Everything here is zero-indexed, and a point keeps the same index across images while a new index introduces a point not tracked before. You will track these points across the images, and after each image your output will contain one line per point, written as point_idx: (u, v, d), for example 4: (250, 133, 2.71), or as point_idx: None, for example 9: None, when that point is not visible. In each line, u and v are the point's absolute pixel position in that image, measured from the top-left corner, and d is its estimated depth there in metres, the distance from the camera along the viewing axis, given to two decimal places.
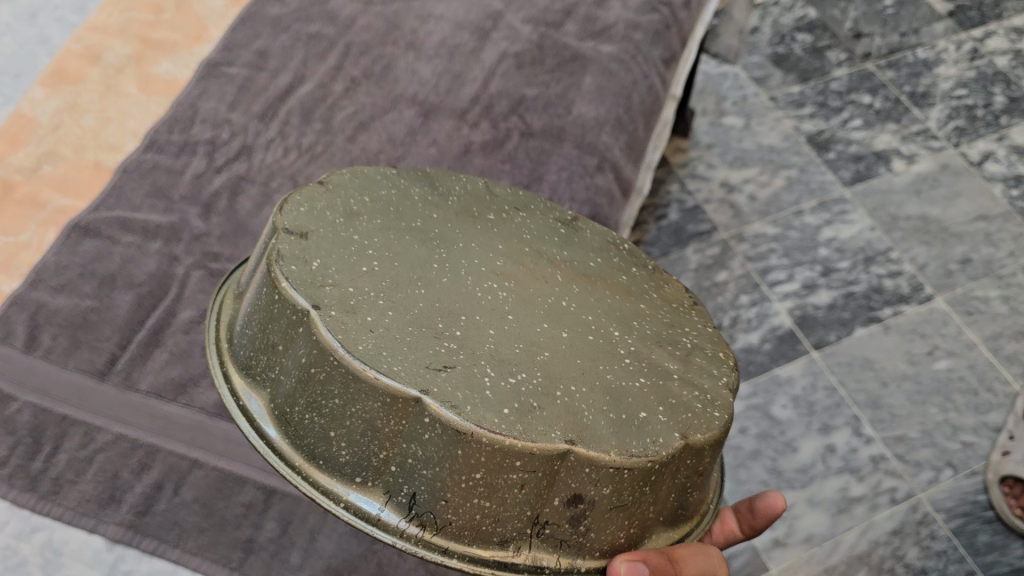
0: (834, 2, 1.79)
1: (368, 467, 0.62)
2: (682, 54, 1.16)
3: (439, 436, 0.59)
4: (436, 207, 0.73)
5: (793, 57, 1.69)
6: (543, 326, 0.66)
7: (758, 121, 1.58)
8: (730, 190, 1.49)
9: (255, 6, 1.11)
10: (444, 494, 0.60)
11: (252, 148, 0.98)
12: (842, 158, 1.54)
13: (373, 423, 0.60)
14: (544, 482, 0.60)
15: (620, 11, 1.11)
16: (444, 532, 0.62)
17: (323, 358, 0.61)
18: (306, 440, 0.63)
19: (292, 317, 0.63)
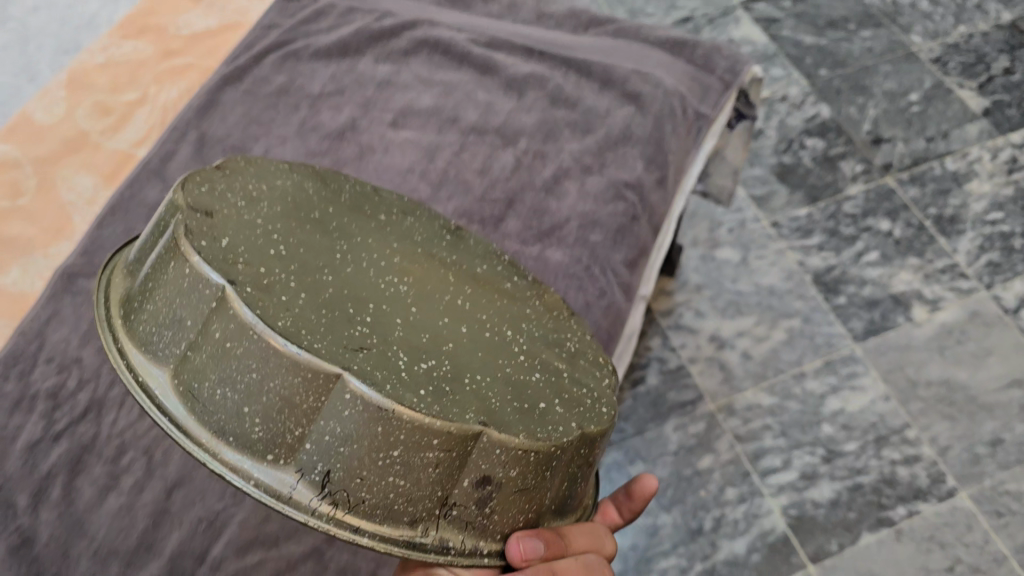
0: (851, 97, 1.56)
1: (285, 438, 0.51)
2: (656, 242, 0.90)
3: (358, 412, 0.49)
4: (327, 192, 0.63)
5: (801, 168, 1.46)
6: (445, 320, 0.57)
7: (757, 254, 1.36)
8: (720, 346, 1.27)
9: (132, 187, 0.86)
10: (361, 471, 0.50)
11: (103, 403, 0.73)
12: (854, 303, 1.32)
13: (290, 400, 0.50)
14: (455, 462, 0.52)
15: (573, 202, 0.85)
16: (359, 509, 0.51)
17: (241, 332, 0.50)
18: (218, 410, 0.51)
19: (204, 295, 0.51)
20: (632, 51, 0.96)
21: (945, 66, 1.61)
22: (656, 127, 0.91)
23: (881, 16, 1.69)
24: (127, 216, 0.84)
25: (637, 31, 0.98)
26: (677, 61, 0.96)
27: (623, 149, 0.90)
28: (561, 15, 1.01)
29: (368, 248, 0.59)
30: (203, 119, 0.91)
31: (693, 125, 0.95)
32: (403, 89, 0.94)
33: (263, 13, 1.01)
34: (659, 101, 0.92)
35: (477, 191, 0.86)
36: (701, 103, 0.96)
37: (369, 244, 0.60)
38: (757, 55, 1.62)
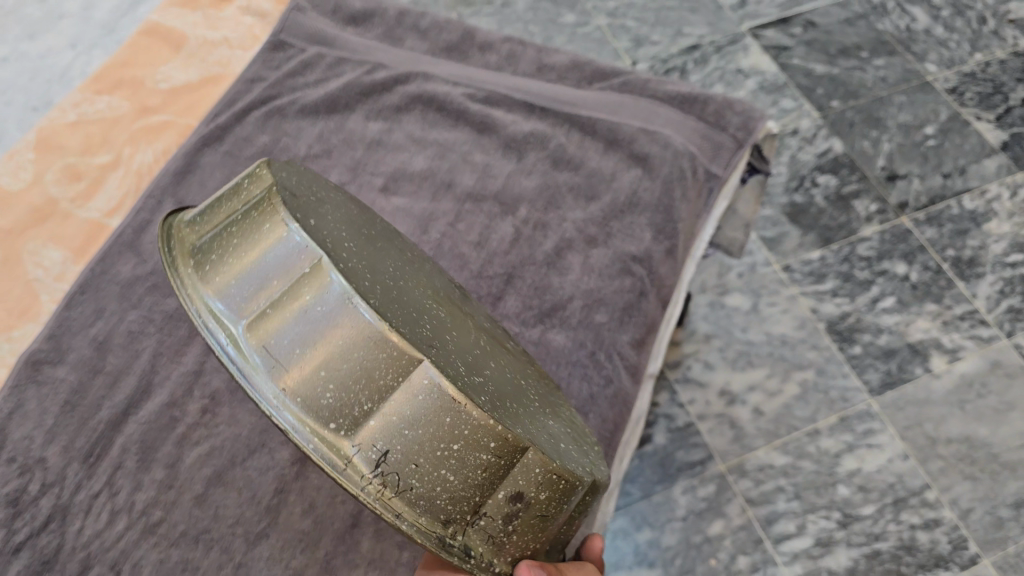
0: (864, 130, 1.50)
1: (353, 415, 0.52)
2: (663, 315, 0.85)
3: (430, 404, 0.51)
4: (369, 216, 0.66)
5: (813, 208, 1.40)
6: (483, 343, 0.59)
7: (768, 300, 1.30)
8: (730, 401, 1.21)
9: (103, 261, 0.80)
10: (418, 457, 0.52)
11: (67, 511, 0.68)
12: (870, 353, 1.26)
13: (370, 373, 0.51)
14: (500, 473, 0.53)
15: (576, 278, 0.80)
16: (405, 495, 0.52)
17: (334, 305, 0.51)
18: (297, 370, 0.52)
19: (296, 257, 0.53)
20: (639, 107, 0.91)
21: (961, 96, 1.55)
22: (665, 192, 0.85)
23: (894, 43, 1.63)
24: (98, 294, 0.78)
25: (645, 84, 0.92)
26: (687, 118, 0.90)
27: (630, 217, 0.84)
28: (564, 67, 0.95)
29: (410, 269, 0.63)
30: (179, 186, 0.85)
31: (704, 186, 0.89)
32: (395, 150, 0.88)
33: (247, 66, 0.95)
34: (667, 163, 0.87)
35: (473, 267, 0.80)
36: (712, 162, 0.90)
37: (414, 268, 0.63)
38: (766, 86, 1.56)
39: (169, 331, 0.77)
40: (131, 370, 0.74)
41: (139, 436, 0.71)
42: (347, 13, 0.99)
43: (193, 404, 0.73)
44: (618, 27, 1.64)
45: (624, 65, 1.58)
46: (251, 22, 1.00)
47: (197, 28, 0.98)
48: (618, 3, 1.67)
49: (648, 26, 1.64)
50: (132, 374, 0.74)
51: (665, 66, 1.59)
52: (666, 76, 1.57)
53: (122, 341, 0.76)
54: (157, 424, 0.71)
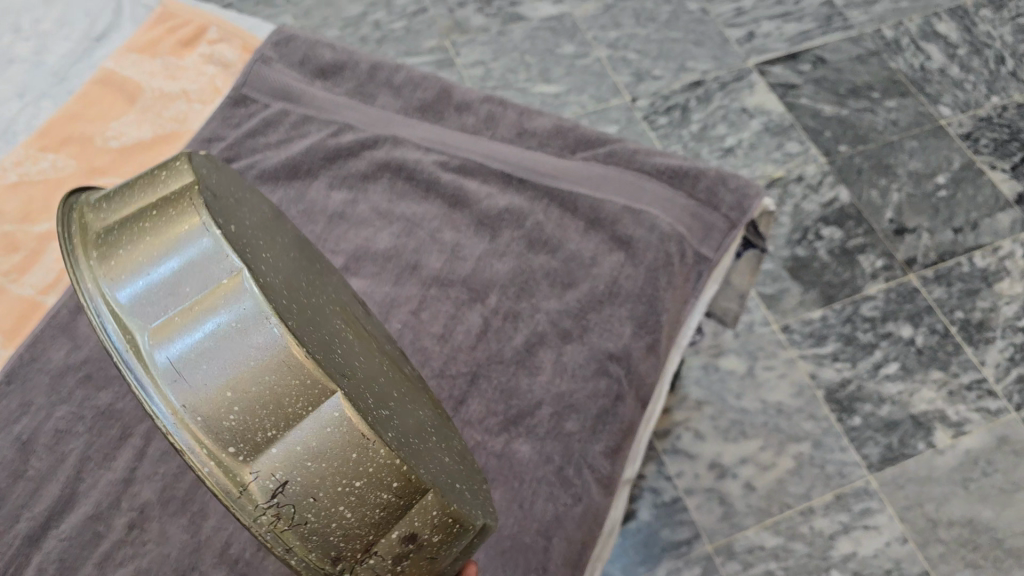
0: (873, 178, 1.42)
1: (258, 437, 0.43)
2: (643, 415, 0.77)
3: (331, 434, 0.43)
4: (288, 220, 0.58)
5: (817, 263, 1.33)
6: (390, 370, 0.52)
7: (765, 364, 1.23)
8: (720, 475, 1.15)
9: (33, 346, 0.74)
10: (316, 490, 0.43)
11: None
12: (870, 425, 1.18)
13: (278, 397, 0.43)
14: (397, 515, 0.45)
15: (548, 380, 0.73)
16: (299, 528, 0.43)
17: (247, 318, 0.43)
18: (201, 379, 0.43)
19: (209, 260, 0.45)
20: (624, 181, 0.83)
21: (976, 143, 1.47)
22: (649, 281, 0.78)
23: (907, 83, 1.54)
24: (25, 386, 0.72)
25: (632, 155, 0.85)
26: (676, 193, 0.83)
27: (609, 309, 0.77)
28: (545, 133, 0.87)
29: (321, 278, 0.54)
30: None
31: (693, 270, 0.82)
32: (358, 225, 0.81)
33: (204, 124, 0.88)
34: (653, 248, 0.79)
35: (434, 365, 0.74)
36: (702, 244, 0.82)
37: (328, 278, 0.55)
38: (772, 127, 1.48)
39: (100, 431, 0.70)
40: (56, 476, 0.69)
41: (58, 556, 0.66)
42: (315, 65, 0.92)
43: (119, 518, 0.67)
44: (618, 60, 1.57)
45: (623, 102, 1.51)
46: (212, 72, 0.93)
47: (153, 78, 0.92)
48: (619, 34, 1.60)
49: (649, 60, 1.57)
50: (57, 480, 0.68)
51: (666, 103, 1.51)
52: (666, 114, 1.50)
53: (47, 442, 0.70)
54: (79, 541, 0.66)
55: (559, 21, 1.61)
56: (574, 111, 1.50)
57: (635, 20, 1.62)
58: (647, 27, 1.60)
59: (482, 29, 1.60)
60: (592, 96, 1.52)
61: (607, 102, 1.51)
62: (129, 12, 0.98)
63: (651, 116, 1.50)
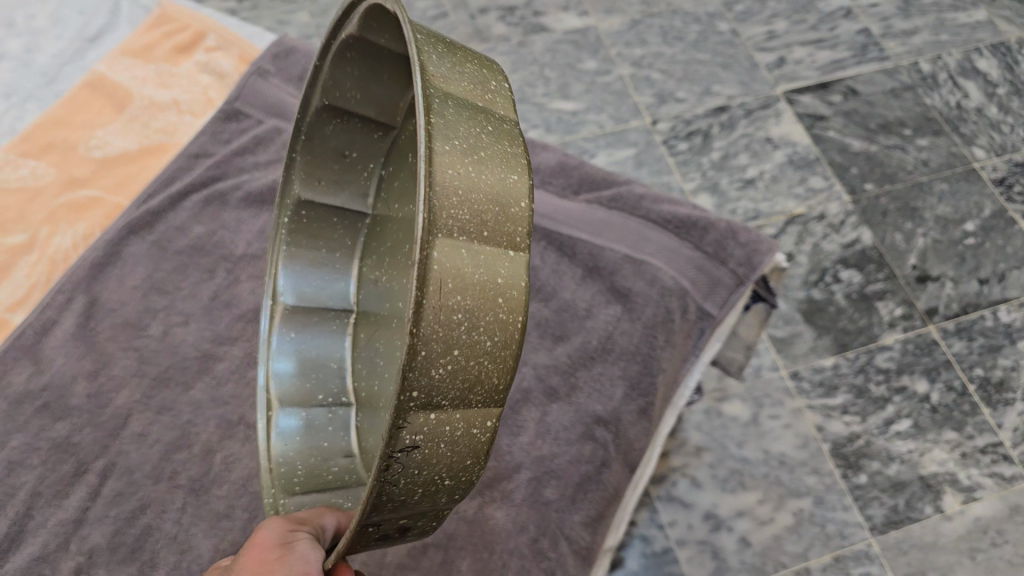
0: (898, 220, 1.36)
1: (438, 393, 0.38)
2: (630, 482, 0.72)
3: (469, 439, 0.41)
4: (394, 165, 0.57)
5: (832, 307, 1.27)
6: None
7: (770, 413, 1.18)
8: (715, 527, 1.11)
9: None
10: (433, 462, 0.40)
11: None
12: (876, 484, 1.13)
13: (472, 382, 0.39)
14: (425, 509, 0.42)
15: (529, 442, 0.69)
16: (388, 482, 0.38)
17: (507, 287, 0.40)
18: (450, 296, 0.37)
19: (513, 200, 0.41)
20: (628, 229, 0.78)
21: (1009, 190, 1.40)
22: (645, 339, 0.73)
23: (941, 120, 1.48)
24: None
25: (638, 201, 0.80)
26: (682, 244, 0.78)
27: (600, 367, 0.73)
28: (549, 171, 0.83)
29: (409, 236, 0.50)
30: (96, 280, 0.75)
31: (694, 326, 0.75)
32: None
33: (193, 137, 0.86)
34: (652, 304, 0.74)
35: None
36: (705, 299, 0.76)
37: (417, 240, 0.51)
38: (796, 160, 1.43)
39: (54, 465, 0.67)
40: (2, 511, 0.65)
41: None
42: None
43: (65, 562, 0.63)
44: (641, 79, 1.51)
45: (643, 124, 1.46)
46: (206, 81, 0.91)
47: (144, 85, 0.90)
48: (645, 52, 1.54)
49: (674, 81, 1.51)
50: (4, 515, 0.65)
51: (688, 128, 1.46)
52: (687, 139, 1.45)
53: None
54: None
55: (583, 34, 1.56)
56: (591, 131, 1.45)
57: (662, 38, 1.56)
58: (674, 47, 1.55)
59: (503, 39, 1.55)
60: (611, 115, 1.47)
61: (626, 123, 1.46)
62: (127, 14, 0.97)
63: (672, 140, 1.45)
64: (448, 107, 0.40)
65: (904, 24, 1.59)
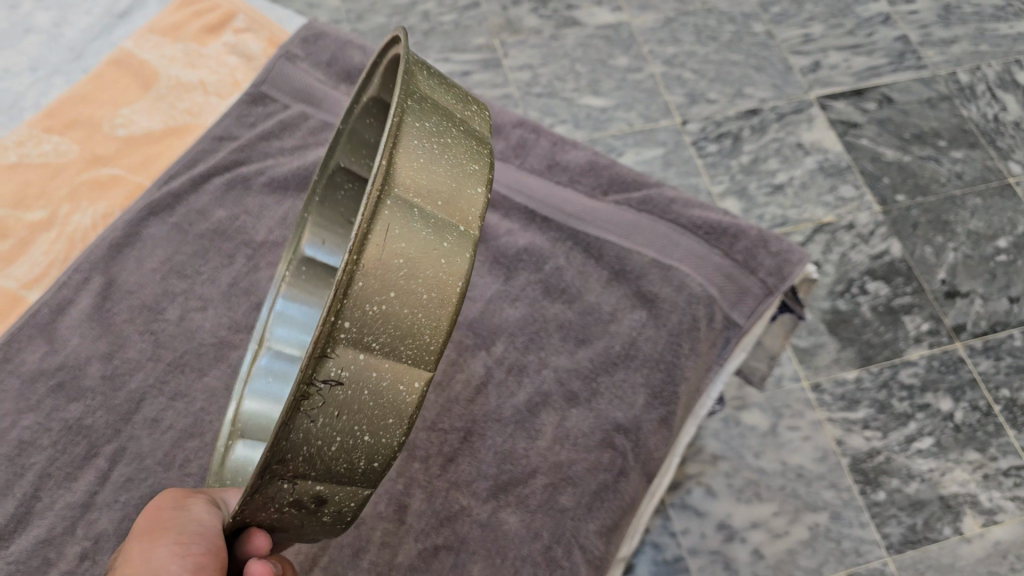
0: (929, 233, 1.33)
1: (369, 333, 0.39)
2: (647, 492, 0.70)
3: (394, 391, 0.41)
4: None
5: (857, 319, 1.25)
6: None
7: (789, 423, 1.17)
8: (728, 537, 1.09)
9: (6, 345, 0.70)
10: (352, 409, 0.40)
11: None
12: (894, 502, 1.11)
13: (402, 335, 0.41)
14: (340, 475, 0.42)
15: (546, 446, 0.68)
16: (305, 416, 0.38)
17: (452, 256, 0.42)
18: (395, 238, 0.40)
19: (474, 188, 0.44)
20: (656, 233, 0.77)
21: None
22: (669, 346, 0.71)
23: (978, 133, 1.45)
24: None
25: (669, 204, 0.78)
26: (711, 251, 0.76)
27: (623, 373, 0.71)
28: (578, 169, 0.81)
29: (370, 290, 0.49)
30: (115, 260, 0.74)
31: (720, 335, 0.74)
32: None
33: (218, 119, 0.85)
34: (678, 310, 0.73)
35: (427, 416, 0.69)
36: (733, 308, 0.74)
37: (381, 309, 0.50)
38: (827, 167, 1.40)
39: (66, 447, 0.66)
40: (13, 491, 0.65)
41: None
42: (342, 68, 0.86)
43: (71, 546, 0.62)
44: (673, 78, 1.49)
45: (672, 124, 1.44)
46: (234, 63, 0.90)
47: (172, 65, 0.88)
48: (677, 50, 1.52)
49: (705, 81, 1.49)
50: (13, 496, 0.65)
51: (718, 130, 1.44)
52: (716, 141, 1.42)
53: (8, 453, 0.66)
54: (26, 567, 0.62)
55: (615, 29, 1.54)
56: (619, 128, 1.43)
57: (695, 37, 1.54)
58: (707, 46, 1.53)
59: (535, 31, 1.53)
60: (640, 113, 1.45)
61: (655, 122, 1.44)
62: None
63: (701, 142, 1.42)
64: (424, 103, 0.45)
65: (944, 33, 1.55)
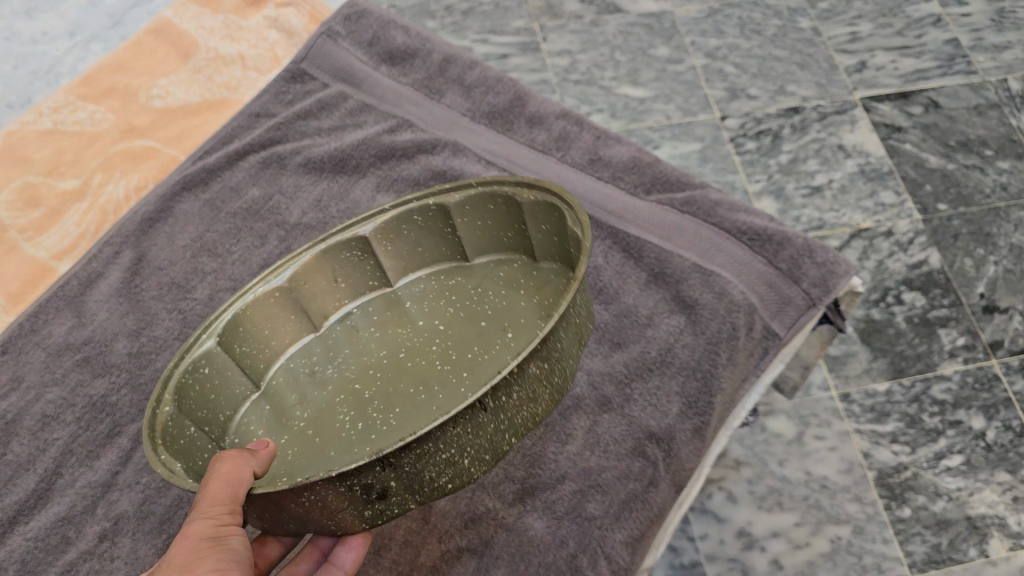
0: (970, 245, 1.30)
1: (521, 386, 0.51)
2: (675, 503, 0.68)
3: (499, 441, 0.52)
4: (385, 304, 0.69)
5: (891, 329, 1.22)
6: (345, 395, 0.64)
7: (815, 432, 1.15)
8: (748, 544, 1.08)
9: (34, 316, 0.70)
10: (475, 439, 0.50)
11: None
12: (920, 520, 1.08)
13: (529, 401, 0.52)
14: (416, 485, 0.50)
15: (577, 451, 0.66)
16: (455, 423, 0.48)
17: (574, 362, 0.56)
18: (561, 336, 0.53)
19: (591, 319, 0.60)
20: (699, 236, 0.75)
21: None
22: (706, 355, 0.69)
23: None
24: (20, 359, 0.68)
25: (713, 207, 0.76)
26: (754, 258, 0.74)
27: (657, 380, 0.69)
28: (621, 166, 0.79)
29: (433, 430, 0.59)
30: (146, 236, 0.73)
31: (758, 345, 0.71)
32: None
33: (255, 95, 0.83)
34: (717, 318, 0.71)
35: None
36: (774, 318, 0.72)
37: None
38: (867, 171, 1.37)
39: (89, 424, 0.65)
40: (34, 467, 0.64)
41: (21, 556, 0.61)
42: (384, 49, 0.84)
43: (91, 526, 0.62)
44: (714, 71, 1.46)
45: (711, 118, 1.41)
46: (274, 38, 0.87)
47: (212, 36, 0.87)
48: (720, 43, 1.49)
49: (747, 76, 1.45)
50: (34, 471, 0.64)
51: (757, 126, 1.40)
52: (755, 138, 1.39)
53: (33, 426, 0.65)
54: (45, 544, 0.61)
55: (657, 19, 1.51)
56: (657, 120, 1.40)
57: (739, 31, 1.50)
58: (751, 40, 1.49)
59: (575, 17, 1.50)
60: (679, 106, 1.42)
61: (694, 115, 1.41)
62: None
63: (740, 138, 1.39)
64: (540, 210, 0.64)
65: (997, 38, 1.51)
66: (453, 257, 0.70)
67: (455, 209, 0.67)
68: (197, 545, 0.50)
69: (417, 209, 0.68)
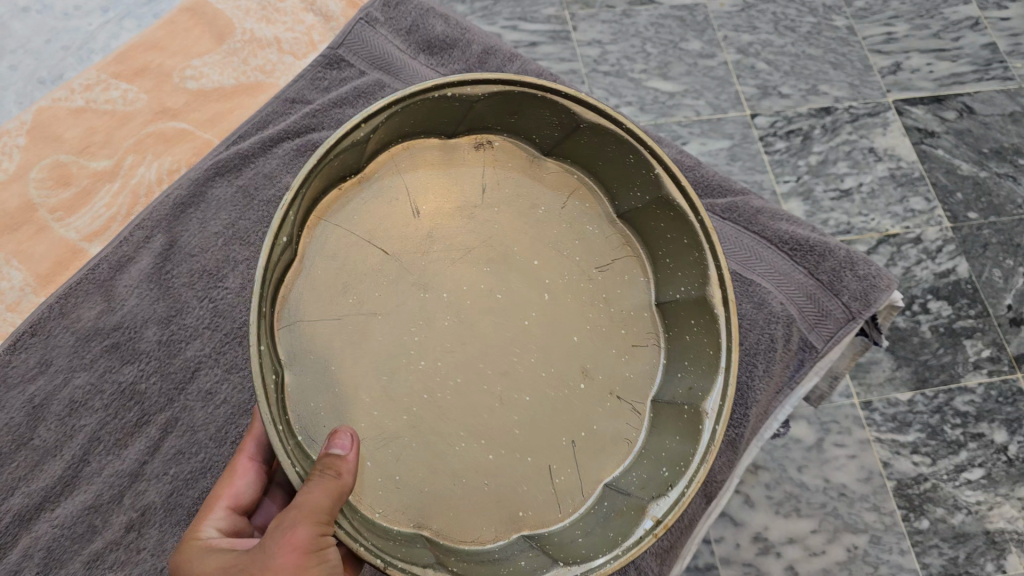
0: (999, 256, 1.28)
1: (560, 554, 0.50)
2: (705, 513, 0.68)
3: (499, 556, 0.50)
4: (512, 194, 0.58)
5: (917, 338, 1.20)
6: (420, 296, 0.54)
7: (835, 440, 1.13)
8: (763, 549, 1.07)
9: (62, 296, 0.68)
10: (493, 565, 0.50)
11: None
12: (937, 532, 1.08)
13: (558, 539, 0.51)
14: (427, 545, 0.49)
15: None
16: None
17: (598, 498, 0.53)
18: (614, 525, 0.51)
19: (674, 432, 0.53)
20: (740, 244, 0.73)
21: None
22: (743, 365, 0.69)
23: None
24: (47, 343, 0.67)
25: (754, 215, 0.75)
26: (795, 268, 0.72)
27: None
28: None
29: (469, 441, 0.52)
30: (178, 220, 0.72)
31: (794, 356, 0.71)
32: None
33: (290, 81, 0.81)
34: (756, 329, 0.69)
35: None
36: (811, 330, 0.71)
37: (465, 451, 0.51)
38: (898, 176, 1.35)
39: (117, 412, 0.65)
40: (60, 454, 0.64)
41: (47, 544, 0.61)
42: (423, 37, 0.82)
43: (118, 516, 0.62)
44: (746, 67, 1.43)
45: (741, 116, 1.39)
46: (311, 21, 0.86)
47: (247, 18, 0.85)
48: (753, 39, 1.46)
49: (780, 74, 1.43)
50: (60, 459, 0.63)
51: (788, 126, 1.38)
52: (785, 138, 1.37)
53: (61, 411, 0.65)
54: (71, 532, 0.62)
55: (691, 11, 1.48)
56: (686, 116, 1.38)
57: (773, 27, 1.47)
58: (785, 37, 1.46)
59: (607, 7, 1.47)
60: (709, 102, 1.39)
61: (724, 112, 1.39)
62: None
63: (770, 137, 1.37)
64: (710, 320, 0.53)
65: None
66: (613, 200, 0.58)
67: (665, 204, 0.54)
68: (304, 561, 0.46)
69: (646, 163, 0.53)
